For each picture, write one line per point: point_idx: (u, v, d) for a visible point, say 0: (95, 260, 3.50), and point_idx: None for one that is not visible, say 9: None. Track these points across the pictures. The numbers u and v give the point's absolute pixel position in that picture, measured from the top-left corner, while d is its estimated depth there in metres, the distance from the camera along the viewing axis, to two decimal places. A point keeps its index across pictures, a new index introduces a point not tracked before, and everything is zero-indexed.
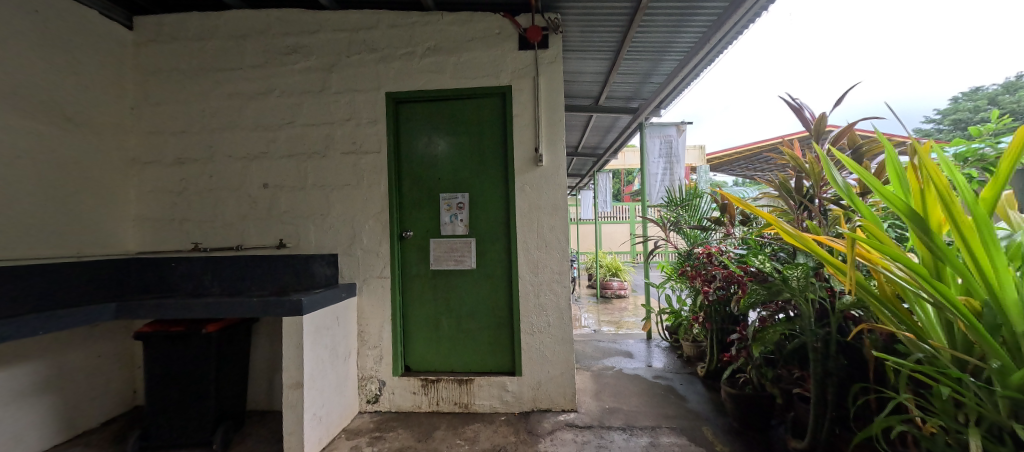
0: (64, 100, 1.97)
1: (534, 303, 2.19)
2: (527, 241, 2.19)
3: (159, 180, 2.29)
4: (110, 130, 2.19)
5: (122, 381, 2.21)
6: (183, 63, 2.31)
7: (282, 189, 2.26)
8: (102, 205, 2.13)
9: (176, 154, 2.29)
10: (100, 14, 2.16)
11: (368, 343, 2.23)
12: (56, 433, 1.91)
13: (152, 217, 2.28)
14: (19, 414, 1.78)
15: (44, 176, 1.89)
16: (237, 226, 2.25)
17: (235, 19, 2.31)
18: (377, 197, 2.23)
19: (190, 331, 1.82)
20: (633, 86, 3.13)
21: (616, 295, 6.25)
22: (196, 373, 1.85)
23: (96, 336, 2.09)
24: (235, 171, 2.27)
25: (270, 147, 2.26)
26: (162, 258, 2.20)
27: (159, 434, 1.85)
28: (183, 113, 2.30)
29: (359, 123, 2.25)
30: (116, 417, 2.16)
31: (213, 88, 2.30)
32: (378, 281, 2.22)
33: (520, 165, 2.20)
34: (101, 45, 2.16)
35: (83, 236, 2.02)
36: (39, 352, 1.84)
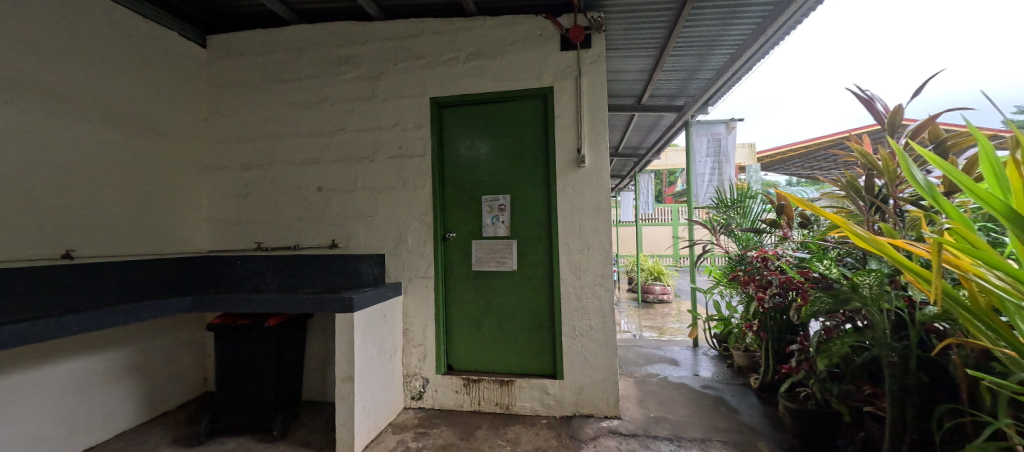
0: (148, 114, 2.19)
1: (576, 306, 2.16)
2: (569, 243, 2.17)
3: (227, 185, 2.49)
4: (185, 140, 2.40)
5: (195, 369, 2.42)
6: (247, 77, 2.50)
7: (334, 192, 2.38)
8: (179, 208, 2.34)
9: (242, 160, 2.48)
10: (179, 35, 2.38)
11: (413, 341, 2.29)
12: (141, 414, 2.12)
13: (221, 219, 2.48)
14: (113, 394, 2.00)
15: (133, 183, 2.11)
16: (294, 228, 2.40)
17: (293, 34, 2.46)
18: (421, 200, 2.29)
19: (253, 324, 1.97)
20: (678, 83, 3.01)
21: (658, 300, 6.02)
22: (258, 364, 1.99)
23: (175, 327, 2.30)
24: (293, 176, 2.42)
25: (324, 153, 2.40)
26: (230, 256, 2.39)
27: (224, 419, 1.99)
28: (247, 122, 2.49)
29: (405, 128, 2.33)
30: (190, 401, 2.37)
31: (273, 100, 2.47)
32: (422, 281, 2.29)
33: (562, 166, 2.18)
34: (179, 63, 2.38)
35: (163, 236, 2.24)
36: (128, 338, 2.06)
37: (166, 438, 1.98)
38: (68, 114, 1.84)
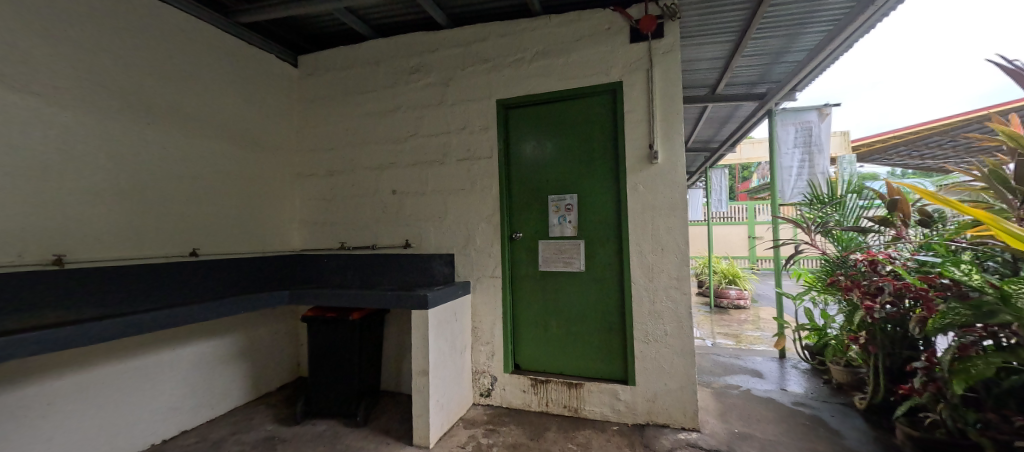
0: (253, 128, 2.48)
1: (649, 310, 2.06)
2: (640, 243, 2.08)
3: (315, 190, 2.74)
4: (281, 150, 2.69)
5: (291, 356, 2.69)
6: (331, 90, 2.73)
7: (407, 194, 2.51)
8: (276, 211, 2.62)
9: (327, 167, 2.71)
10: (277, 58, 2.67)
11: (481, 339, 2.34)
12: (249, 393, 2.41)
13: (310, 221, 2.74)
14: (228, 374, 2.29)
15: (242, 189, 2.40)
16: (372, 229, 2.57)
17: (370, 47, 2.63)
18: (489, 200, 2.34)
19: (340, 317, 2.15)
20: (760, 69, 2.75)
21: (733, 305, 5.56)
22: (344, 354, 2.16)
23: (275, 317, 2.58)
24: (371, 180, 2.60)
25: (398, 158, 2.54)
26: (318, 255, 2.62)
27: (316, 403, 2.19)
28: (331, 132, 2.71)
29: (472, 131, 2.39)
30: (287, 384, 2.65)
31: (354, 110, 2.67)
32: (490, 280, 2.33)
33: (633, 163, 2.09)
34: (277, 82, 2.66)
35: (265, 236, 2.52)
36: (239, 326, 2.35)
37: (269, 416, 2.23)
38: (193, 132, 2.14)
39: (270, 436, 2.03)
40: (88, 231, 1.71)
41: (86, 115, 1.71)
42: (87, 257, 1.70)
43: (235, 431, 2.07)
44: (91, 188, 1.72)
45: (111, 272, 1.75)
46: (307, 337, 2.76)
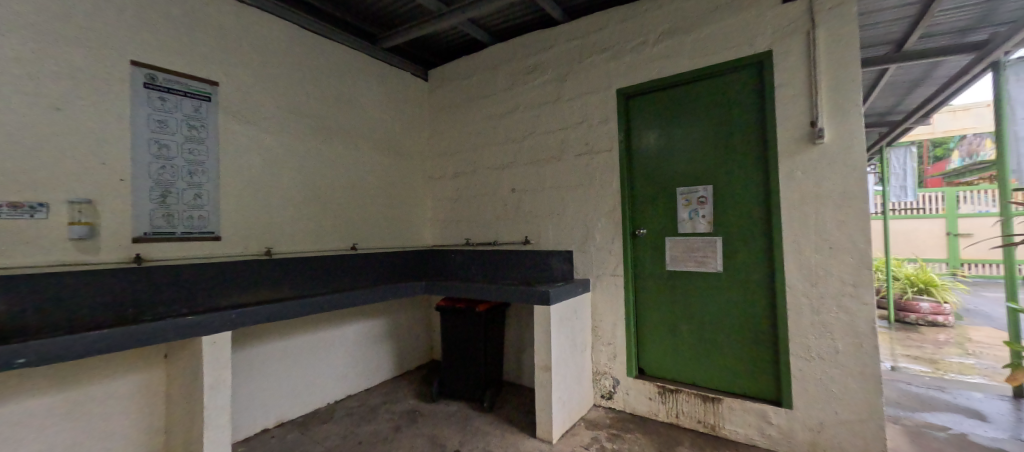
0: (397, 139, 2.84)
1: (811, 321, 1.72)
2: (799, 240, 1.74)
3: (444, 191, 3.00)
4: (416, 156, 3.01)
5: (426, 339, 3.02)
6: (455, 98, 2.95)
7: (526, 192, 2.57)
8: (414, 211, 2.96)
9: (453, 170, 2.95)
10: (413, 76, 2.99)
11: (602, 339, 2.26)
12: (395, 369, 2.77)
13: (440, 219, 3.02)
14: (380, 351, 2.67)
15: (390, 193, 2.76)
16: (494, 226, 2.71)
17: (489, 53, 2.77)
18: (609, 195, 2.24)
19: (467, 309, 2.31)
20: (981, 8, 2.06)
21: (926, 322, 4.35)
22: (472, 342, 2.32)
23: (414, 304, 2.92)
24: (492, 180, 2.74)
25: (516, 157, 2.63)
26: (447, 250, 2.88)
27: (448, 385, 2.40)
28: (456, 137, 2.94)
29: (591, 124, 2.32)
30: (424, 364, 2.98)
31: (476, 114, 2.84)
32: (611, 279, 2.23)
33: (788, 146, 1.77)
34: (413, 96, 2.99)
35: (405, 233, 2.87)
36: (386, 310, 2.72)
37: (411, 391, 2.53)
38: (354, 146, 2.54)
39: (413, 409, 2.30)
40: (287, 229, 2.16)
41: (285, 137, 2.17)
42: (287, 249, 2.16)
43: (386, 400, 2.40)
44: (288, 194, 2.17)
45: (301, 261, 2.19)
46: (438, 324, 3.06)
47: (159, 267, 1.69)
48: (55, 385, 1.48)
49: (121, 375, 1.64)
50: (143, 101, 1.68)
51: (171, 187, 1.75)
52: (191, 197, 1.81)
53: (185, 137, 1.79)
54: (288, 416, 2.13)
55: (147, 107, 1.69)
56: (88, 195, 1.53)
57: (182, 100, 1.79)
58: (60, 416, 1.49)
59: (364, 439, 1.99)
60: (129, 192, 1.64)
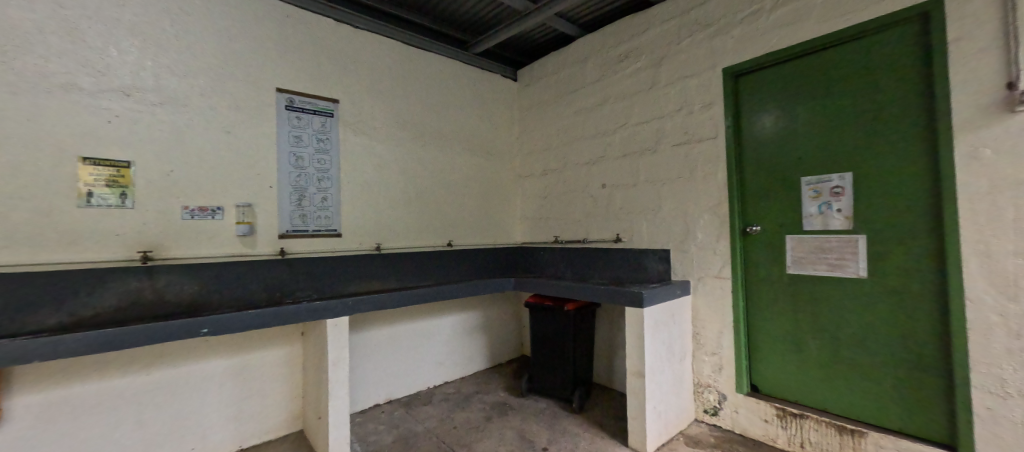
0: (489, 140, 2.94)
1: (1009, 348, 1.30)
2: (989, 241, 1.32)
3: (533, 189, 3.02)
4: (507, 156, 3.08)
5: (517, 335, 3.09)
6: (544, 96, 2.95)
7: (618, 187, 2.45)
8: (505, 209, 3.04)
9: (542, 167, 2.95)
10: (503, 77, 3.07)
11: (706, 348, 2.04)
12: (487, 361, 2.89)
13: (529, 217, 3.05)
14: (473, 343, 2.80)
15: (482, 192, 2.87)
16: (583, 223, 2.65)
17: (578, 46, 2.70)
18: (714, 188, 2.01)
19: (555, 307, 2.30)
20: None
21: None
22: (561, 340, 2.31)
23: (504, 300, 3.01)
24: (582, 175, 2.67)
25: (607, 152, 2.52)
26: (537, 247, 2.90)
27: (537, 381, 2.42)
28: (545, 134, 2.93)
29: (692, 110, 2.11)
30: (514, 358, 3.05)
31: (565, 109, 2.80)
32: (716, 281, 2.00)
33: (971, 117, 1.35)
34: (504, 97, 3.07)
35: (496, 230, 2.96)
36: (480, 304, 2.85)
37: (502, 384, 2.61)
38: (450, 148, 2.70)
39: (503, 402, 2.37)
40: (393, 227, 2.40)
41: (392, 144, 2.41)
42: (395, 245, 2.40)
43: (479, 390, 2.52)
44: (394, 196, 2.41)
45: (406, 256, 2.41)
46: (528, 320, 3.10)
47: (299, 258, 2.03)
48: (231, 350, 1.89)
49: (273, 346, 2.01)
50: (285, 120, 2.03)
51: (305, 192, 2.08)
52: (320, 199, 2.12)
53: (315, 149, 2.11)
54: (395, 395, 2.38)
55: (289, 124, 2.04)
56: (249, 200, 1.92)
57: (313, 117, 2.11)
58: (234, 375, 1.89)
59: (458, 425, 2.11)
60: (276, 196, 1.99)
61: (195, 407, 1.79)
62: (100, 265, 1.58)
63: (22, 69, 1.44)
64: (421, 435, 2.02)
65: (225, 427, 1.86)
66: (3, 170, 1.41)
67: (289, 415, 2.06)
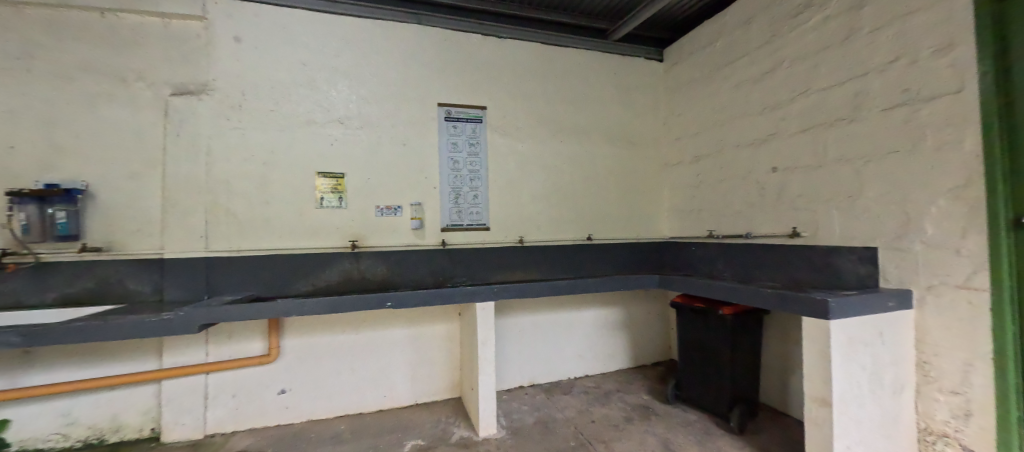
0: (630, 129, 2.78)
1: None
2: None
3: (682, 178, 2.71)
4: (652, 144, 2.84)
5: (663, 336, 2.87)
6: (695, 72, 2.61)
7: (795, 171, 2.01)
8: (649, 201, 2.82)
9: (693, 152, 2.61)
10: (646, 59, 2.84)
11: (941, 384, 1.50)
12: (630, 360, 2.77)
13: (678, 209, 2.75)
14: (614, 340, 2.73)
15: (622, 184, 2.74)
16: (747, 214, 2.26)
17: (740, 6, 2.30)
18: (957, 163, 1.43)
19: (708, 310, 2.06)
20: None
21: None
22: (715, 348, 2.05)
23: (649, 298, 2.83)
24: (744, 160, 2.28)
25: (781, 127, 2.07)
26: (686, 243, 2.62)
27: (686, 389, 2.21)
28: (696, 116, 2.60)
29: (916, 58, 1.55)
30: (661, 362, 2.85)
31: (721, 84, 2.42)
32: (960, 294, 1.44)
33: None
34: (647, 80, 2.85)
35: (639, 224, 2.78)
36: (620, 301, 2.74)
37: (645, 386, 2.47)
38: (588, 142, 2.66)
39: (645, 405, 2.25)
40: (535, 221, 2.52)
41: (532, 143, 2.53)
42: (537, 238, 2.52)
43: (620, 389, 2.45)
44: (534, 192, 2.53)
45: (547, 249, 2.52)
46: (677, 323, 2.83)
47: (459, 249, 2.35)
48: (410, 322, 2.31)
49: (440, 322, 2.37)
50: (446, 130, 2.37)
51: (461, 190, 2.38)
52: (472, 197, 2.39)
53: (469, 153, 2.40)
54: (537, 379, 2.53)
55: (448, 133, 2.37)
56: (421, 199, 2.31)
57: (466, 125, 2.40)
58: (412, 343, 2.32)
59: (597, 420, 2.10)
60: (439, 195, 2.34)
61: (388, 364, 2.27)
62: (330, 251, 2.16)
63: (286, 112, 2.12)
64: (560, 422, 2.09)
65: (407, 383, 2.31)
66: (284, 184, 2.11)
67: (451, 382, 2.41)
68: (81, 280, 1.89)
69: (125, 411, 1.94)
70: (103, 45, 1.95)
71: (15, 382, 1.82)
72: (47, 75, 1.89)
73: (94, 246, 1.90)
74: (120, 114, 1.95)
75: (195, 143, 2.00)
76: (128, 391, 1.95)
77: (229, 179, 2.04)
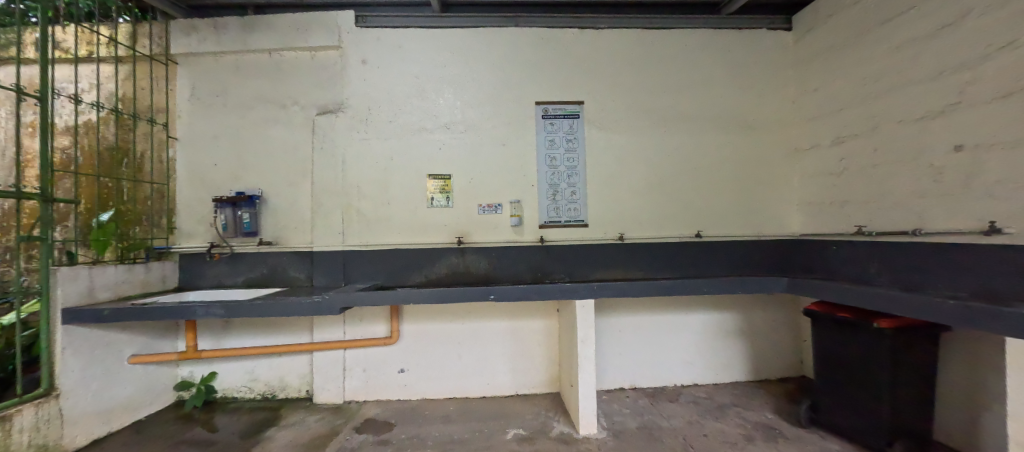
0: (748, 112, 2.45)
1: None
2: None
3: (820, 165, 2.29)
4: (777, 127, 2.47)
5: (793, 349, 2.49)
6: (839, 37, 2.18)
7: (990, 147, 1.54)
8: (773, 193, 2.46)
9: (835, 133, 2.19)
10: (769, 29, 2.48)
11: None
12: (750, 372, 2.47)
13: (814, 201, 2.34)
14: (729, 348, 2.46)
15: (739, 175, 2.44)
16: (914, 205, 1.81)
17: None
18: None
19: (859, 321, 1.72)
20: None
21: None
22: (868, 367, 1.71)
23: (773, 304, 2.47)
24: (909, 138, 1.83)
25: (970, 92, 1.60)
26: (825, 241, 2.22)
27: (826, 412, 1.89)
28: (839, 89, 2.17)
29: None
30: (789, 378, 2.48)
31: (876, 47, 1.97)
32: None
33: None
34: (770, 54, 2.47)
35: (761, 220, 2.45)
36: (737, 306, 2.46)
37: (769, 404, 2.18)
38: (696, 129, 2.43)
39: (770, 425, 1.98)
40: (636, 217, 2.40)
41: (632, 135, 2.41)
42: (639, 235, 2.40)
43: (738, 403, 2.20)
44: (634, 186, 2.41)
45: (650, 247, 2.39)
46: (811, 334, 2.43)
47: (558, 245, 2.36)
48: (511, 316, 2.40)
49: (539, 317, 2.42)
50: (543, 127, 2.39)
51: (558, 187, 2.38)
52: (570, 193, 2.38)
53: (566, 149, 2.39)
54: (639, 383, 2.41)
55: (545, 131, 2.39)
56: (520, 196, 2.38)
57: (563, 121, 2.39)
58: (513, 336, 2.40)
59: (710, 434, 1.91)
60: (537, 193, 2.37)
61: (491, 354, 2.40)
62: (439, 246, 2.36)
63: (402, 122, 2.38)
64: (666, 431, 1.96)
65: (508, 374, 2.41)
66: (402, 186, 2.37)
67: (550, 377, 2.43)
68: (259, 267, 2.39)
69: (289, 374, 2.40)
70: (271, 80, 2.43)
71: (220, 343, 2.38)
72: (237, 107, 2.43)
73: (267, 240, 2.38)
74: (282, 134, 2.41)
75: (333, 154, 2.37)
76: (291, 358, 2.40)
77: (359, 183, 2.37)
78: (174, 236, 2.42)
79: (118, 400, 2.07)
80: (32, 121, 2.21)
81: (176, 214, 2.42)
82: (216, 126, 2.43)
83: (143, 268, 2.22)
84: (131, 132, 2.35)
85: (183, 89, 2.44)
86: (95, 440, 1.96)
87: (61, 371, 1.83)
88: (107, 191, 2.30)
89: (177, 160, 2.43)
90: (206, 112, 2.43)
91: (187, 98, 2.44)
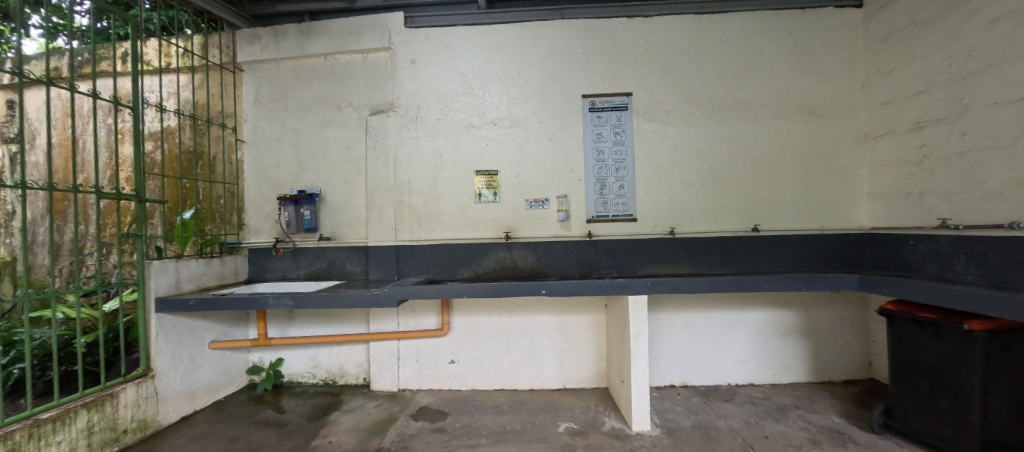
0: (811, 98, 2.31)
1: None
2: None
3: (895, 152, 2.13)
4: (845, 113, 2.30)
5: (861, 350, 2.34)
6: (920, 12, 1.99)
7: None
8: (840, 184, 2.31)
9: (913, 118, 2.02)
10: (836, 8, 2.31)
11: None
12: (812, 373, 2.35)
13: (887, 192, 2.18)
14: (789, 347, 2.35)
15: (800, 165, 2.31)
16: (1010, 197, 1.62)
17: None
18: None
19: (944, 323, 1.59)
20: None
21: None
22: (953, 373, 1.58)
23: (839, 302, 2.33)
24: (1003, 122, 1.66)
25: None
26: (902, 235, 2.06)
27: (903, 418, 1.77)
28: (919, 70, 1.99)
29: None
30: (856, 381, 2.34)
31: (965, 22, 1.79)
32: None
33: None
34: (836, 34, 2.30)
35: (825, 213, 2.31)
36: (797, 303, 2.34)
37: (835, 408, 2.06)
38: (753, 119, 2.32)
39: (838, 430, 1.88)
40: (688, 210, 2.34)
41: (683, 126, 2.33)
42: (690, 230, 2.33)
43: (799, 406, 2.10)
44: (685, 179, 2.33)
45: (702, 242, 2.31)
46: (882, 335, 2.28)
47: (605, 240, 2.34)
48: (559, 311, 2.42)
49: (587, 313, 2.42)
50: (590, 121, 2.36)
51: (606, 181, 2.35)
52: (618, 187, 2.35)
53: (614, 143, 2.35)
54: (691, 381, 2.36)
55: (592, 124, 2.36)
56: (566, 191, 2.37)
57: (611, 114, 2.35)
58: (561, 330, 2.42)
59: (772, 436, 1.84)
60: (584, 187, 2.36)
61: (539, 348, 2.42)
62: (488, 241, 2.40)
63: (449, 119, 2.42)
64: (724, 431, 1.91)
65: (556, 368, 2.43)
66: (450, 182, 2.42)
67: (598, 372, 2.43)
68: (319, 261, 2.53)
69: (348, 362, 2.54)
70: (327, 83, 2.55)
71: (286, 331, 2.56)
72: (297, 110, 2.57)
73: (327, 236, 2.52)
74: (338, 134, 2.53)
75: (384, 152, 2.46)
76: (349, 347, 2.54)
77: (409, 180, 2.45)
78: (243, 232, 2.61)
79: (201, 381, 2.27)
80: (123, 128, 2.45)
81: (245, 212, 2.60)
82: (279, 129, 2.58)
83: (219, 262, 2.42)
84: (206, 136, 2.54)
85: (248, 95, 2.60)
86: (183, 416, 2.17)
87: (155, 354, 2.03)
88: (187, 191, 2.52)
89: (245, 161, 2.61)
90: (270, 116, 2.59)
91: (252, 103, 2.61)
